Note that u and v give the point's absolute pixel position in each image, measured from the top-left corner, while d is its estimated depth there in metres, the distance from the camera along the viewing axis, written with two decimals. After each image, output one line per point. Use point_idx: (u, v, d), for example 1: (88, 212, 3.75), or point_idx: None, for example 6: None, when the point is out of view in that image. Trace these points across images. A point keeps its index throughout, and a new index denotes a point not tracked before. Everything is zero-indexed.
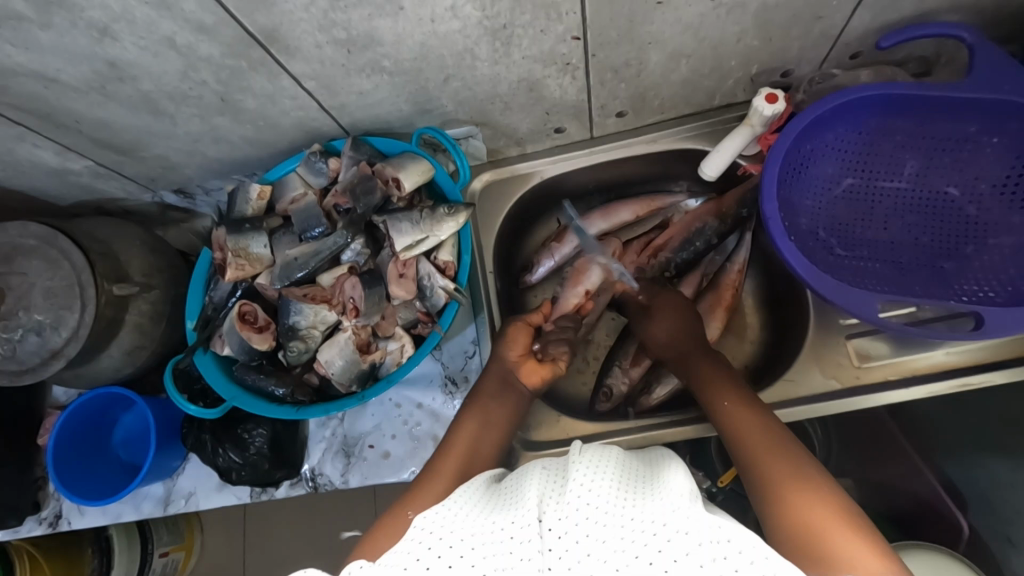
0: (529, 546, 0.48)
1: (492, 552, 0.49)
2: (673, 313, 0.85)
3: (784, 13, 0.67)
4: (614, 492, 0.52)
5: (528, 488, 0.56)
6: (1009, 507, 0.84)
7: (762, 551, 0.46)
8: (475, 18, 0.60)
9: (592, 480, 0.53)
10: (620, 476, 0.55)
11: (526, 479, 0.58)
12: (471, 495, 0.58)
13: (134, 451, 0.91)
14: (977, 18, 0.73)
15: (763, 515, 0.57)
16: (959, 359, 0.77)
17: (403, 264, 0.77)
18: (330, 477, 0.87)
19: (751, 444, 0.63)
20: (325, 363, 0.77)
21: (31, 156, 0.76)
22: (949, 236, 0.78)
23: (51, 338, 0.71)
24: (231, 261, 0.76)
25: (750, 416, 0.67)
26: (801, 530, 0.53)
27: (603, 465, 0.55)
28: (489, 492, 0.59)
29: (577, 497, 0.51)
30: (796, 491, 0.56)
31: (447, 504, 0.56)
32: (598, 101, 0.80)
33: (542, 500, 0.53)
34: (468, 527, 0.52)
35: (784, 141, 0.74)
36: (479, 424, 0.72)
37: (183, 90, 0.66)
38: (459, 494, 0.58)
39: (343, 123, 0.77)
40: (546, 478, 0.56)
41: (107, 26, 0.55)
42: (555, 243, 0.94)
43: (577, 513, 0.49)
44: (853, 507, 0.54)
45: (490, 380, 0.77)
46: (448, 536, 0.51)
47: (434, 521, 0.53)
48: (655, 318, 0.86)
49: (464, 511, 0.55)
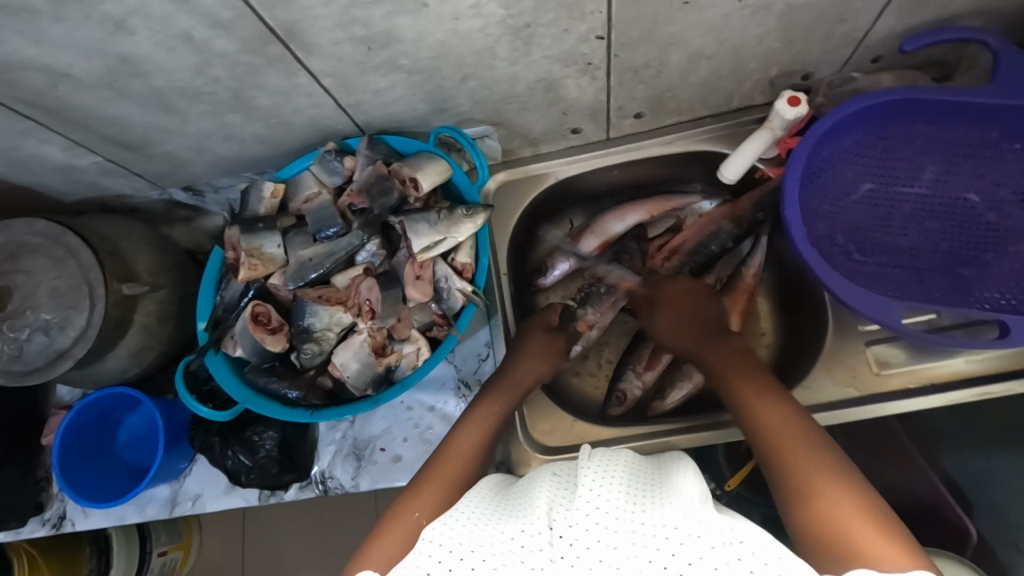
0: (540, 555, 0.47)
1: (504, 562, 0.48)
2: (673, 309, 0.85)
3: (808, 15, 0.66)
4: (623, 498, 0.52)
5: (538, 495, 0.55)
6: (1017, 513, 0.84)
7: (774, 551, 0.45)
8: (498, 16, 0.59)
9: (602, 486, 0.53)
10: (627, 481, 0.55)
11: (535, 485, 0.57)
12: (479, 504, 0.56)
13: (140, 452, 0.89)
14: (998, 24, 0.73)
15: (791, 527, 0.54)
16: (980, 367, 0.76)
17: (420, 265, 0.76)
18: (339, 481, 0.85)
19: (771, 429, 0.61)
20: (340, 365, 0.75)
21: (38, 152, 0.74)
22: (970, 243, 0.77)
23: (58, 338, 0.70)
24: (244, 261, 0.75)
25: (774, 407, 0.63)
26: (826, 521, 0.51)
27: (611, 469, 0.55)
28: (496, 498, 0.59)
29: (586, 503, 0.51)
30: (812, 473, 0.54)
31: (454, 514, 0.55)
32: (615, 102, 0.79)
33: (552, 508, 0.53)
34: (477, 538, 0.51)
35: (805, 147, 0.74)
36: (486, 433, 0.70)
37: (197, 86, 0.65)
38: (466, 503, 0.57)
39: (358, 121, 0.76)
40: (556, 485, 0.56)
41: (123, 20, 0.54)
42: (571, 246, 0.94)
43: (587, 519, 0.49)
44: (873, 496, 0.52)
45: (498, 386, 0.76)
46: (458, 548, 0.50)
47: (442, 532, 0.52)
48: (662, 310, 0.85)
49: (472, 521, 0.53)
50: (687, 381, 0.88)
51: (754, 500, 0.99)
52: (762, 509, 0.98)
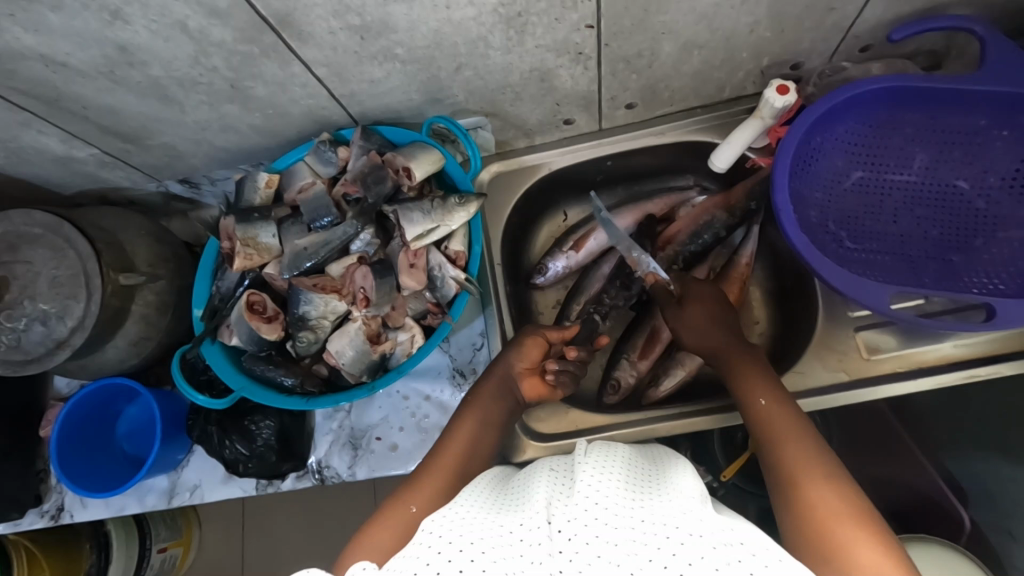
0: (539, 549, 0.47)
1: (502, 555, 0.48)
2: (701, 307, 0.78)
3: (798, 4, 0.67)
4: (623, 494, 0.52)
5: (536, 490, 0.56)
6: (1009, 500, 0.85)
7: (775, 554, 0.46)
8: (490, 5, 0.60)
9: (600, 481, 0.53)
10: (627, 477, 0.55)
11: (533, 480, 0.58)
12: (478, 498, 0.57)
13: (139, 443, 0.90)
14: (987, 13, 0.74)
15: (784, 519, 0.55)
16: (967, 352, 0.77)
17: (414, 254, 0.77)
18: (337, 470, 0.86)
19: (774, 431, 0.60)
20: (336, 353, 0.76)
21: (36, 143, 0.75)
22: (959, 229, 0.78)
23: (57, 328, 0.70)
24: (240, 251, 0.75)
25: (782, 408, 0.63)
26: (824, 528, 0.51)
27: (610, 466, 0.56)
28: (494, 492, 0.60)
29: (586, 498, 0.51)
30: (811, 476, 0.55)
31: (454, 507, 0.55)
32: (608, 92, 0.80)
33: (551, 502, 0.53)
34: (477, 531, 0.51)
35: (795, 136, 0.75)
36: (481, 425, 0.71)
37: (193, 76, 0.65)
38: (465, 496, 0.58)
39: (353, 112, 0.77)
40: (553, 480, 0.57)
41: (119, 9, 0.54)
42: (573, 250, 0.95)
43: (586, 514, 0.49)
44: (869, 505, 0.52)
45: (492, 381, 0.75)
46: (456, 539, 0.50)
47: (441, 524, 0.52)
48: (689, 308, 0.78)
49: (472, 514, 0.54)
50: (680, 368, 0.88)
51: (750, 490, 1.00)
52: (758, 500, 0.99)
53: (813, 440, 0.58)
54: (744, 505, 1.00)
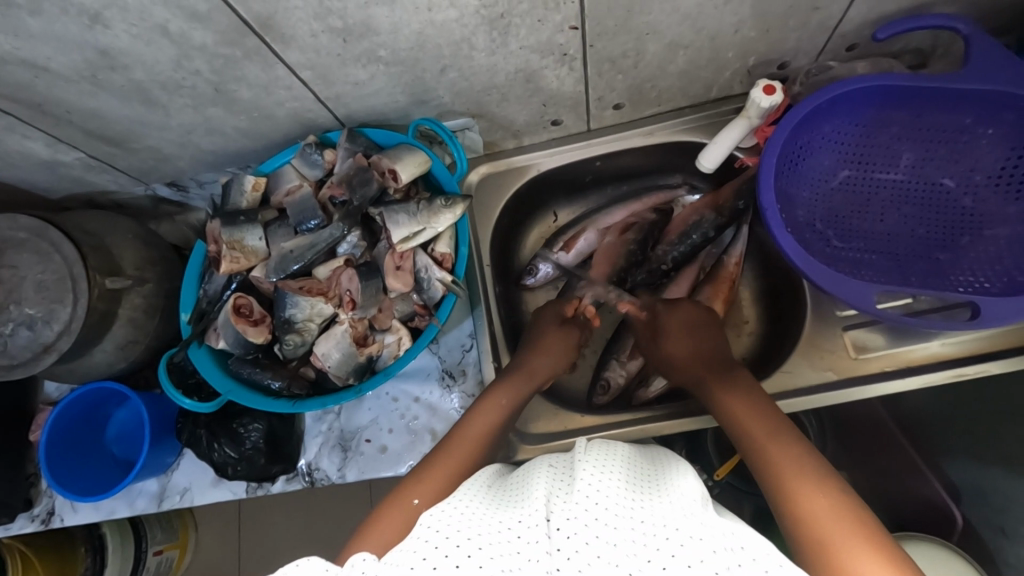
0: (537, 546, 0.47)
1: (499, 552, 0.47)
2: (680, 336, 0.78)
3: (781, 4, 0.67)
4: (623, 493, 0.52)
5: (535, 487, 0.56)
6: (1001, 496, 0.83)
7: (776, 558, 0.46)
8: (472, 7, 0.60)
9: (601, 481, 0.53)
10: (627, 476, 0.55)
11: (532, 477, 0.58)
12: (476, 492, 0.57)
13: (128, 447, 0.90)
14: (972, 11, 0.73)
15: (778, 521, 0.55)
16: (956, 349, 0.77)
17: (400, 256, 0.77)
18: (326, 471, 0.86)
19: (756, 433, 0.61)
20: (322, 356, 0.76)
21: (21, 147, 0.74)
22: (947, 227, 0.79)
23: (43, 332, 0.70)
24: (226, 253, 0.75)
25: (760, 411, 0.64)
26: (814, 527, 0.51)
27: (610, 465, 0.56)
28: (493, 487, 0.60)
29: (586, 498, 0.50)
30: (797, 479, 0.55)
31: (452, 502, 0.55)
32: (595, 92, 0.80)
33: (550, 499, 0.53)
34: (474, 526, 0.50)
35: (781, 134, 0.74)
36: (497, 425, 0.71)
37: (176, 80, 0.65)
38: (463, 491, 0.57)
39: (339, 114, 0.77)
40: (553, 477, 0.57)
41: (99, 13, 0.54)
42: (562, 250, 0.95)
43: (586, 514, 0.48)
44: (860, 503, 0.52)
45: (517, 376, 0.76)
46: (453, 535, 0.49)
47: (438, 517, 0.52)
48: (671, 337, 0.78)
49: (468, 510, 0.53)
50: None
51: (744, 489, 1.00)
52: (752, 500, 0.99)
53: (796, 441, 0.59)
54: (739, 504, 1.00)
